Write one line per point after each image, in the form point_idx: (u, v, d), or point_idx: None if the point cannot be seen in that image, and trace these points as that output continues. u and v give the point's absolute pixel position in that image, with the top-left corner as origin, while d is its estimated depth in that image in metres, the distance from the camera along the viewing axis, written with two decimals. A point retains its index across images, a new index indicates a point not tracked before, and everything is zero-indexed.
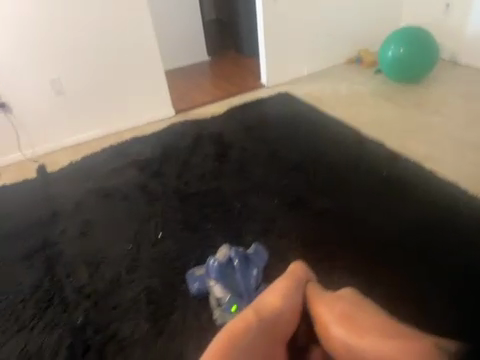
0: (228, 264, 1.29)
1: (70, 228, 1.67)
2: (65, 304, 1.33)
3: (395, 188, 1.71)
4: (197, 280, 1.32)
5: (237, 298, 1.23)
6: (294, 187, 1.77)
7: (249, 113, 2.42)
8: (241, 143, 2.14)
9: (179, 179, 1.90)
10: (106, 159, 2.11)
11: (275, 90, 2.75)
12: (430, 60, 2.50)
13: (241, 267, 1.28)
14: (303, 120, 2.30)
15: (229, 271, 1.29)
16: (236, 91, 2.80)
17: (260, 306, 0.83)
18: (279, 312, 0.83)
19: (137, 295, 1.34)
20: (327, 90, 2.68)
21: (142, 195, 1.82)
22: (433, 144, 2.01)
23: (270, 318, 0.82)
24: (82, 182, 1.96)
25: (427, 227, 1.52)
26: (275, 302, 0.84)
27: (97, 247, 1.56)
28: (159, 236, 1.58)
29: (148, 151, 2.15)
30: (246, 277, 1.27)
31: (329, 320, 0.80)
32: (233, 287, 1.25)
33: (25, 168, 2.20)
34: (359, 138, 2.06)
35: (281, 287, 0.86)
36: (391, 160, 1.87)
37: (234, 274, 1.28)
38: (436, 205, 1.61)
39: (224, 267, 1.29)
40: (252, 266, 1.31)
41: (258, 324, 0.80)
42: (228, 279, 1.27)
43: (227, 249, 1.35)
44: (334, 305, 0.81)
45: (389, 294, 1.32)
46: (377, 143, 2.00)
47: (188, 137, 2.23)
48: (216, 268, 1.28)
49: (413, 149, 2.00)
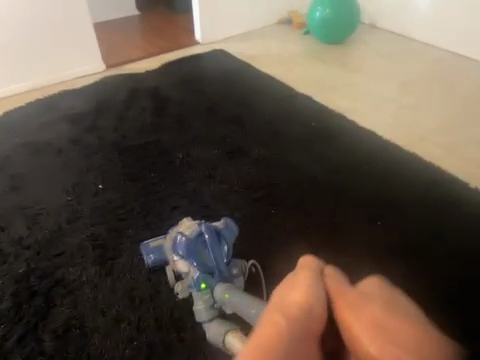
0: (198, 241, 1.09)
1: (0, 184, 1.58)
2: (4, 256, 1.29)
3: (324, 134, 1.87)
4: (154, 254, 1.19)
5: (206, 276, 1.09)
6: (233, 137, 1.85)
7: (185, 69, 2.42)
8: (178, 97, 2.14)
9: (116, 133, 1.87)
10: (33, 113, 1.99)
11: (210, 48, 2.76)
12: (354, 21, 2.68)
13: (213, 243, 1.09)
14: (239, 76, 2.36)
15: (199, 248, 1.09)
16: (171, 47, 2.75)
17: (282, 311, 0.71)
18: (306, 313, 0.71)
19: (82, 242, 1.34)
20: (261, 48, 2.75)
21: (78, 149, 1.77)
22: (355, 98, 2.22)
23: (299, 321, 0.70)
24: (8, 137, 1.83)
25: (350, 166, 1.71)
26: (299, 298, 0.73)
27: (32, 200, 1.51)
28: (100, 186, 1.57)
29: (81, 105, 2.05)
30: (219, 254, 1.10)
31: (360, 333, 0.67)
32: (204, 266, 1.09)
33: None
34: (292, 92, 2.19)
35: (302, 282, 0.75)
36: (320, 111, 2.02)
37: (203, 250, 1.10)
38: (357, 148, 1.80)
39: (193, 244, 1.08)
40: (223, 241, 1.11)
41: (286, 326, 0.69)
42: (197, 257, 1.09)
43: (194, 221, 1.12)
44: (359, 313, 0.69)
45: (318, 224, 1.49)
46: (307, 97, 2.15)
47: (123, 91, 2.17)
48: (184, 246, 1.08)
49: (338, 103, 2.19)
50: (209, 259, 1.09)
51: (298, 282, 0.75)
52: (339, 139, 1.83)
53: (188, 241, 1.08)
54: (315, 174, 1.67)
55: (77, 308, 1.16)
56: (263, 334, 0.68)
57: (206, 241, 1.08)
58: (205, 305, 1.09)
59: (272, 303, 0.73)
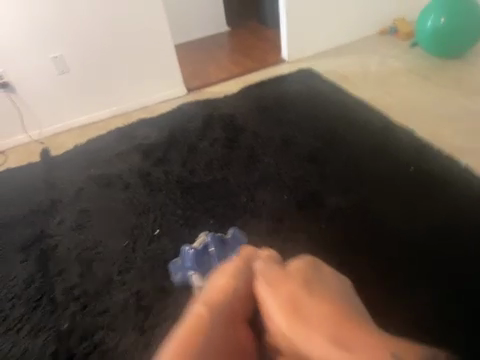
0: (204, 251, 1.25)
1: (67, 219, 1.59)
2: (53, 305, 1.26)
3: (420, 188, 1.51)
4: (179, 271, 1.27)
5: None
6: (307, 180, 1.60)
7: (265, 92, 2.23)
8: (253, 127, 1.96)
9: (183, 168, 1.77)
10: (111, 142, 2.00)
11: (297, 66, 2.51)
12: (476, 31, 2.16)
13: (218, 253, 1.23)
14: (325, 100, 2.07)
15: (206, 258, 1.24)
16: (254, 67, 2.59)
17: (211, 294, 0.75)
18: (230, 292, 0.75)
19: (127, 300, 1.25)
20: (355, 66, 2.41)
21: (144, 184, 1.71)
22: (472, 132, 1.76)
23: (224, 302, 0.74)
24: (84, 167, 1.86)
25: (455, 236, 1.34)
26: (225, 289, 0.75)
27: (91, 242, 1.47)
28: (156, 231, 1.48)
29: (155, 133, 2.01)
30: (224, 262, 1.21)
31: (273, 311, 0.70)
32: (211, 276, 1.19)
33: (31, 150, 2.13)
34: (386, 124, 1.83)
35: (231, 267, 0.79)
36: (421, 153, 1.65)
37: (211, 261, 1.23)
38: (468, 210, 1.41)
39: (201, 255, 1.24)
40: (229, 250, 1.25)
41: (212, 311, 0.72)
42: (206, 267, 1.23)
43: (203, 236, 1.30)
44: (279, 292, 0.71)
45: (402, 315, 1.18)
46: (407, 130, 1.77)
47: (197, 119, 2.07)
48: (192, 257, 1.24)
49: (447, 138, 1.75)
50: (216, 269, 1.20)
51: (229, 269, 0.78)
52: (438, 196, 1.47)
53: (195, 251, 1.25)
54: (406, 241, 1.35)
55: None
56: (190, 320, 0.70)
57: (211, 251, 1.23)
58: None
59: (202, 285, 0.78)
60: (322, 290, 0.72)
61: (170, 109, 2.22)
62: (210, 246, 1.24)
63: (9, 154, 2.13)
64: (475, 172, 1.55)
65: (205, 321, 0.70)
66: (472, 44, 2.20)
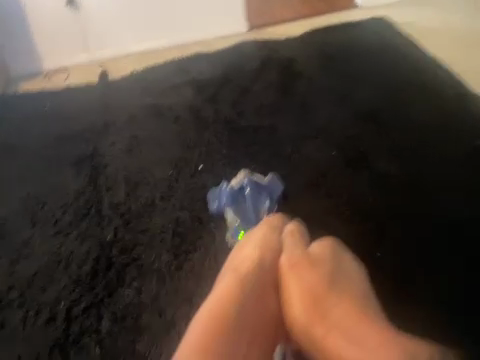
0: (241, 191, 1.32)
1: (119, 141, 1.66)
2: (99, 217, 1.36)
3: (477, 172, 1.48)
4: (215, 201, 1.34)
5: (246, 223, 1.27)
6: (359, 141, 1.57)
7: (331, 38, 2.08)
8: (311, 74, 1.88)
9: (233, 108, 1.76)
10: (167, 72, 2.00)
11: (370, 13, 2.30)
12: None
13: (253, 194, 1.30)
14: (396, 55, 1.92)
15: (241, 197, 1.31)
16: (323, 7, 2.39)
17: (241, 267, 1.02)
18: (259, 266, 1.02)
19: (165, 225, 1.32)
20: (437, 19, 2.16)
21: (193, 120, 1.72)
22: None
23: (255, 280, 0.99)
24: (140, 95, 1.90)
25: None
26: (253, 259, 1.04)
27: (139, 166, 1.54)
28: (200, 167, 1.52)
29: (210, 69, 1.98)
30: (257, 204, 1.29)
31: (297, 286, 0.98)
32: (243, 214, 1.28)
33: (91, 71, 2.19)
34: (455, 94, 1.72)
35: (260, 234, 1.10)
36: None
37: (245, 200, 1.30)
38: None
39: (237, 194, 1.31)
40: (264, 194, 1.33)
41: (239, 285, 0.97)
42: (239, 205, 1.29)
43: (242, 176, 1.36)
44: (302, 274, 1.00)
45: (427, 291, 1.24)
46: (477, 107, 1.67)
47: (255, 59, 2.00)
48: (228, 193, 1.31)
49: None
50: (249, 207, 1.29)
51: (258, 237, 1.10)
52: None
53: (233, 190, 1.32)
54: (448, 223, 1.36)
55: (140, 295, 1.19)
56: (214, 317, 0.88)
57: (248, 192, 1.30)
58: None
59: (238, 249, 1.09)
60: (337, 278, 1.00)
61: (228, 45, 2.16)
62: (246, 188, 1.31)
63: (71, 72, 2.20)
64: None
65: (230, 310, 0.91)
66: None
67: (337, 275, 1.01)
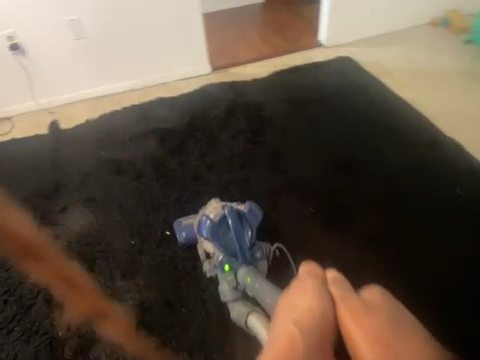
0: (222, 223, 1.16)
1: (72, 206, 1.46)
2: (48, 308, 1.16)
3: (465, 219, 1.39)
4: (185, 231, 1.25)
5: (231, 258, 1.14)
6: (338, 194, 1.48)
7: (298, 80, 2.03)
8: (281, 121, 1.80)
9: (201, 161, 1.62)
10: (126, 121, 1.84)
11: (334, 53, 2.28)
12: None
13: (236, 226, 1.15)
14: (365, 98, 1.89)
15: (223, 230, 1.16)
16: (288, 48, 2.36)
17: (299, 311, 0.90)
18: (317, 313, 0.89)
19: (128, 314, 1.14)
20: (401, 59, 2.19)
21: (157, 176, 1.56)
22: None
23: (314, 322, 0.88)
24: (95, 148, 1.71)
25: None
26: (312, 308, 0.90)
27: (96, 236, 1.35)
28: (166, 233, 1.35)
29: (174, 116, 1.84)
30: (240, 235, 1.15)
31: (358, 337, 0.85)
32: (227, 248, 1.15)
33: (41, 120, 1.98)
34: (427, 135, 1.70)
35: (308, 288, 0.93)
36: (467, 173, 1.52)
37: (227, 233, 1.16)
38: None
39: (218, 226, 1.15)
40: (245, 225, 1.17)
41: (313, 324, 0.88)
42: (221, 239, 1.15)
43: (219, 203, 1.19)
44: (363, 325, 0.86)
45: None
46: (455, 146, 1.62)
47: (222, 103, 1.89)
48: (208, 228, 1.15)
49: None
50: (232, 241, 1.15)
51: (305, 290, 0.93)
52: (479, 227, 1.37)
53: (213, 222, 1.15)
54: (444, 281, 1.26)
55: None
56: (285, 337, 0.85)
57: (230, 224, 1.15)
58: (229, 286, 1.12)
59: (285, 299, 0.94)
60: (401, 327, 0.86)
61: (192, 89, 2.04)
62: (228, 219, 1.16)
63: (16, 122, 1.99)
64: None
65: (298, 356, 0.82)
66: None
67: (392, 318, 0.88)
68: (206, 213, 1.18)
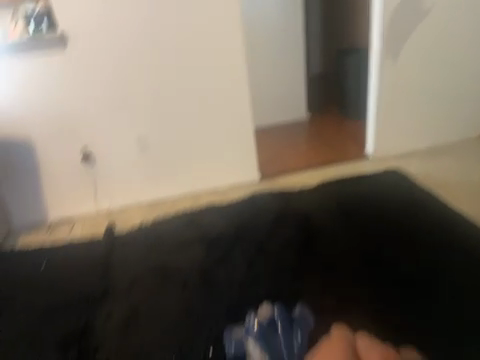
0: (271, 326, 1.22)
1: (117, 314, 1.46)
2: None
3: None
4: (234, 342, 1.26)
5: None
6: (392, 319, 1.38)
7: (347, 189, 2.03)
8: (331, 232, 1.75)
9: (249, 271, 1.59)
10: (177, 227, 1.90)
11: (380, 165, 2.33)
12: None
13: (285, 332, 1.21)
14: (420, 211, 1.84)
15: (271, 333, 1.21)
16: (333, 158, 2.45)
17: None
18: None
19: None
20: (452, 173, 2.15)
21: (203, 285, 1.55)
22: None
23: None
24: (145, 252, 1.76)
25: None
26: None
27: (138, 352, 1.32)
28: (210, 352, 1.31)
29: (222, 223, 1.88)
30: (289, 339, 1.20)
31: None
32: (274, 351, 1.17)
33: (99, 223, 2.12)
34: None
35: None
36: None
37: (275, 338, 1.19)
38: None
39: (267, 330, 1.21)
40: (295, 328, 1.24)
41: None
42: (270, 346, 1.18)
43: (269, 308, 1.27)
44: None
45: None
46: None
47: (272, 214, 1.89)
48: (258, 330, 1.20)
49: None
50: (280, 345, 1.18)
51: None
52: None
53: (262, 325, 1.22)
54: None
55: None
56: None
57: (279, 330, 1.21)
58: None
59: None
60: None
61: (242, 198, 2.11)
62: (278, 322, 1.23)
63: (76, 224, 2.14)
64: None
65: None
66: None
67: None
68: (256, 318, 1.24)
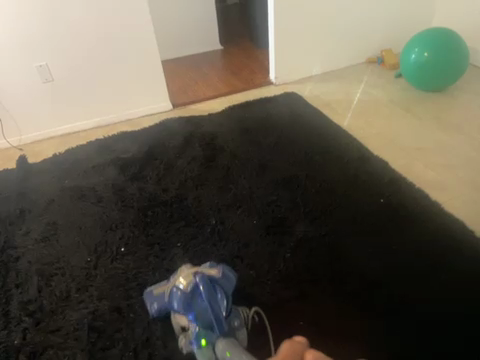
0: (194, 292, 1.12)
1: (35, 230, 1.58)
2: (5, 321, 1.25)
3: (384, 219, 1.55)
4: (155, 302, 1.20)
5: (206, 329, 1.09)
6: (274, 204, 1.63)
7: (250, 113, 2.25)
8: (233, 148, 1.96)
9: (158, 184, 1.76)
10: (91, 154, 2.00)
11: (282, 89, 2.55)
12: (454, 72, 2.23)
13: (209, 294, 1.10)
14: (308, 126, 2.11)
15: (195, 300, 1.12)
16: (242, 86, 2.63)
17: None
18: None
19: (81, 321, 1.23)
20: (341, 92, 2.46)
21: (116, 199, 1.70)
22: (440, 166, 1.83)
23: None
24: (60, 178, 1.85)
25: (404, 268, 1.38)
26: None
27: (56, 256, 1.46)
28: (121, 250, 1.47)
29: (135, 148, 2.01)
30: (215, 304, 1.10)
31: None
32: (202, 319, 1.09)
33: (10, 156, 2.12)
34: (357, 152, 1.90)
35: None
36: (386, 180, 1.73)
37: (200, 303, 1.11)
38: (425, 239, 1.47)
39: (190, 297, 1.11)
40: (219, 289, 1.13)
41: None
42: (195, 311, 1.10)
43: (191, 272, 1.17)
44: None
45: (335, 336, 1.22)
46: (379, 160, 1.84)
47: (182, 138, 2.05)
48: (180, 300, 1.11)
49: (416, 172, 1.81)
50: (206, 311, 1.10)
51: None
52: (406, 235, 1.48)
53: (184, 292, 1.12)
54: (368, 275, 1.37)
55: None
56: None
57: (202, 293, 1.10)
58: None
59: None
60: None
61: (154, 124, 2.23)
62: (199, 286, 1.11)
63: None
64: (439, 205, 1.62)
65: None
66: (447, 83, 2.27)
67: None
68: (179, 285, 1.14)
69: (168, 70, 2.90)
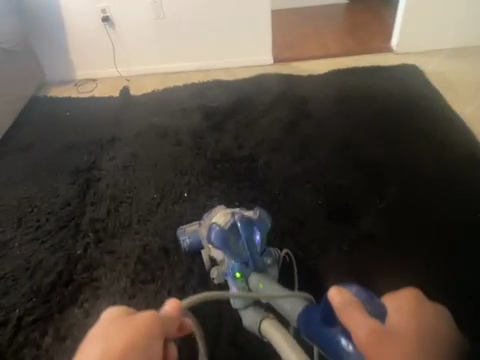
0: (231, 230, 1.10)
1: (119, 158, 1.72)
2: (76, 231, 1.43)
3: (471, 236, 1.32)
4: (187, 237, 1.27)
5: (240, 264, 1.07)
6: (347, 189, 1.49)
7: (353, 80, 2.02)
8: (321, 116, 1.82)
9: (235, 139, 1.74)
10: (183, 96, 2.05)
11: (400, 60, 2.22)
12: None
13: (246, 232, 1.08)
14: (416, 107, 1.82)
15: (232, 237, 1.09)
16: (355, 49, 2.36)
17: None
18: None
19: (132, 251, 1.34)
20: (471, 75, 2.05)
21: (193, 145, 1.74)
22: None
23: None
24: (151, 114, 1.96)
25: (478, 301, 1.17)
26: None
27: (129, 185, 1.59)
28: (184, 195, 1.52)
29: (224, 98, 2.00)
30: (250, 241, 1.08)
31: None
32: (237, 254, 1.08)
33: (117, 85, 2.30)
34: (465, 150, 1.60)
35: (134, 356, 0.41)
36: None
37: (236, 240, 1.09)
38: None
39: (227, 233, 1.09)
40: (256, 229, 1.10)
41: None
42: (231, 248, 1.08)
43: (227, 211, 1.14)
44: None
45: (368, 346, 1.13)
46: None
47: (272, 96, 1.96)
48: (216, 236, 1.09)
49: None
50: (242, 248, 1.08)
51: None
52: None
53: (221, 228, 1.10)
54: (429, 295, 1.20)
55: (87, 315, 1.20)
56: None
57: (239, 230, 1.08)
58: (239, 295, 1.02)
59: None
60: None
61: (250, 77, 2.17)
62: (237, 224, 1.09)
63: (99, 84, 2.34)
64: None
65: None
66: None
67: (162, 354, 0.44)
68: (216, 221, 1.12)
69: (281, 21, 2.75)
